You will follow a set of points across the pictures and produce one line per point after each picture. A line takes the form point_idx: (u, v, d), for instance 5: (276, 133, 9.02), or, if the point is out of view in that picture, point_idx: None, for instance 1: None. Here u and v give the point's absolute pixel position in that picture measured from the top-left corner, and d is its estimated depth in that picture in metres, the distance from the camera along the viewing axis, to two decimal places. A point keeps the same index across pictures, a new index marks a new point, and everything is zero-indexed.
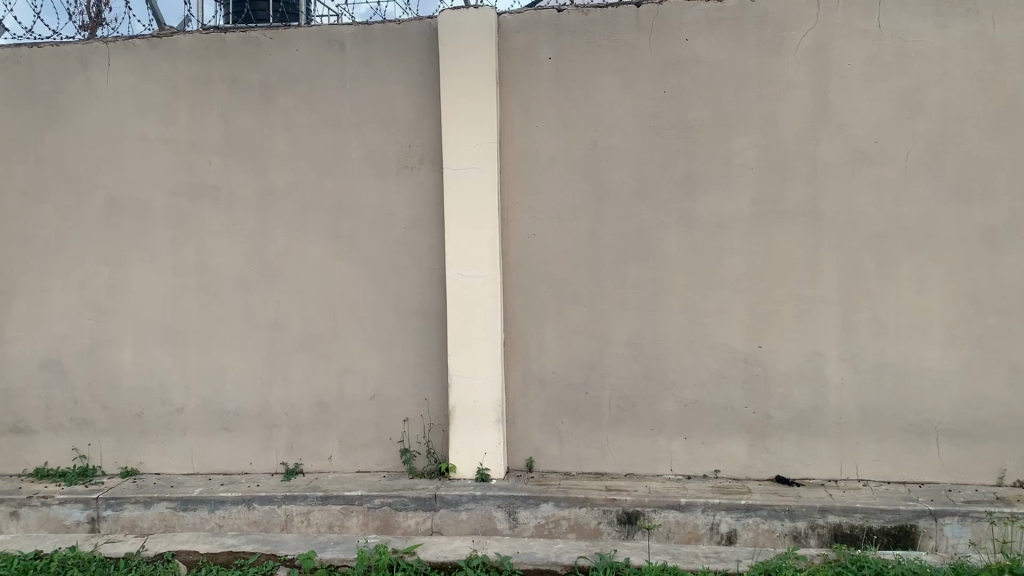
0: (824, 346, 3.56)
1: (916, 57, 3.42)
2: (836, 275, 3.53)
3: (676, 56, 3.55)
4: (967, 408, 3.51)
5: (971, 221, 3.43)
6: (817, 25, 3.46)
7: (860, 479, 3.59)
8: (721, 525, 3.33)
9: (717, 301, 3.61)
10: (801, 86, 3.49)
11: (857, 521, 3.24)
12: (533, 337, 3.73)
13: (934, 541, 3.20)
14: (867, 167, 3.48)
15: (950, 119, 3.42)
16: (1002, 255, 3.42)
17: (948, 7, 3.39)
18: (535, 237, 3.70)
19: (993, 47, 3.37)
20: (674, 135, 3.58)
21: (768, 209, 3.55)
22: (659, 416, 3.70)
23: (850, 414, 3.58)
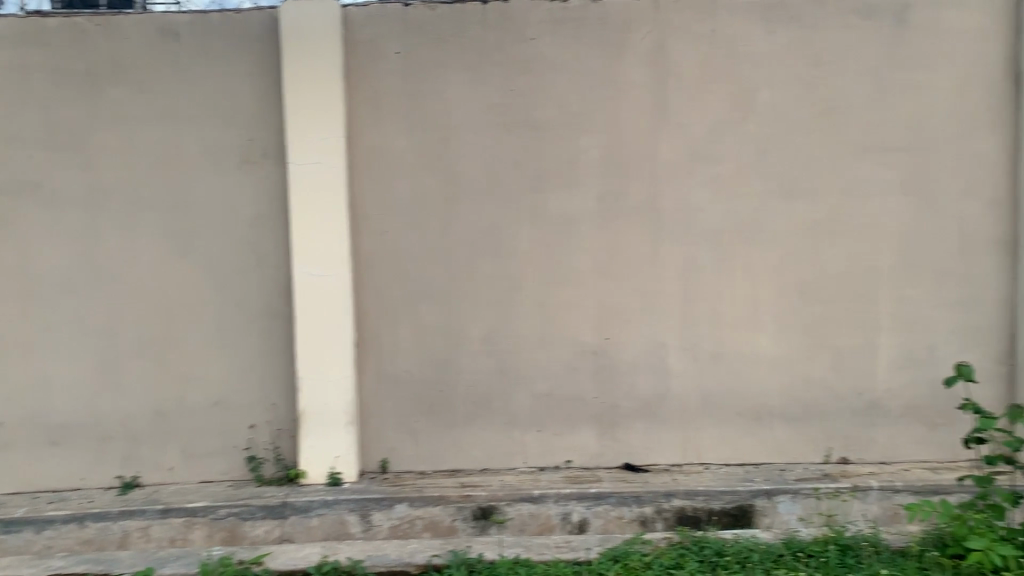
0: (666, 336, 3.71)
1: (747, 61, 3.60)
2: (677, 269, 3.68)
3: (523, 55, 3.59)
4: (797, 391, 3.73)
5: (797, 216, 3.65)
6: (656, 28, 3.59)
7: (702, 462, 3.76)
8: (573, 514, 3.40)
9: (566, 297, 3.68)
10: (642, 87, 3.61)
11: (699, 504, 3.39)
12: (384, 336, 3.69)
13: (769, 519, 3.40)
14: (703, 165, 3.64)
15: (777, 121, 3.62)
16: (826, 248, 3.66)
17: (773, 14, 3.57)
18: (385, 235, 3.65)
19: (814, 53, 3.59)
20: (522, 133, 3.62)
21: (613, 205, 3.65)
22: (512, 410, 3.74)
23: (691, 402, 3.74)
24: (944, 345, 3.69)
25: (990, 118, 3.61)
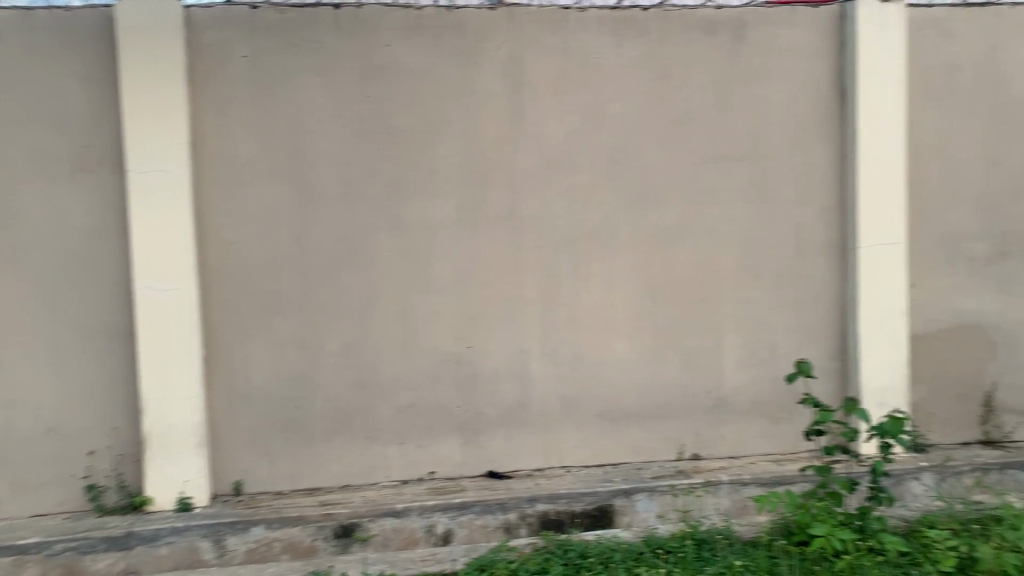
0: (526, 343, 3.74)
1: (598, 72, 3.69)
2: (535, 277, 3.72)
3: (377, 62, 3.54)
4: (652, 393, 3.84)
5: (649, 223, 3.77)
6: (510, 38, 3.62)
7: (564, 466, 3.81)
8: (438, 526, 3.37)
9: (425, 306, 3.65)
10: (497, 96, 3.63)
11: (562, 507, 3.44)
12: (236, 352, 3.54)
13: (629, 518, 3.48)
14: (558, 174, 3.70)
15: (628, 131, 3.73)
16: (676, 253, 3.80)
17: (622, 28, 3.68)
18: (235, 246, 3.50)
19: (661, 67, 3.72)
20: (377, 141, 3.56)
21: (471, 213, 3.65)
22: (373, 424, 3.66)
23: (552, 407, 3.78)
24: (784, 343, 3.90)
25: (821, 130, 3.85)
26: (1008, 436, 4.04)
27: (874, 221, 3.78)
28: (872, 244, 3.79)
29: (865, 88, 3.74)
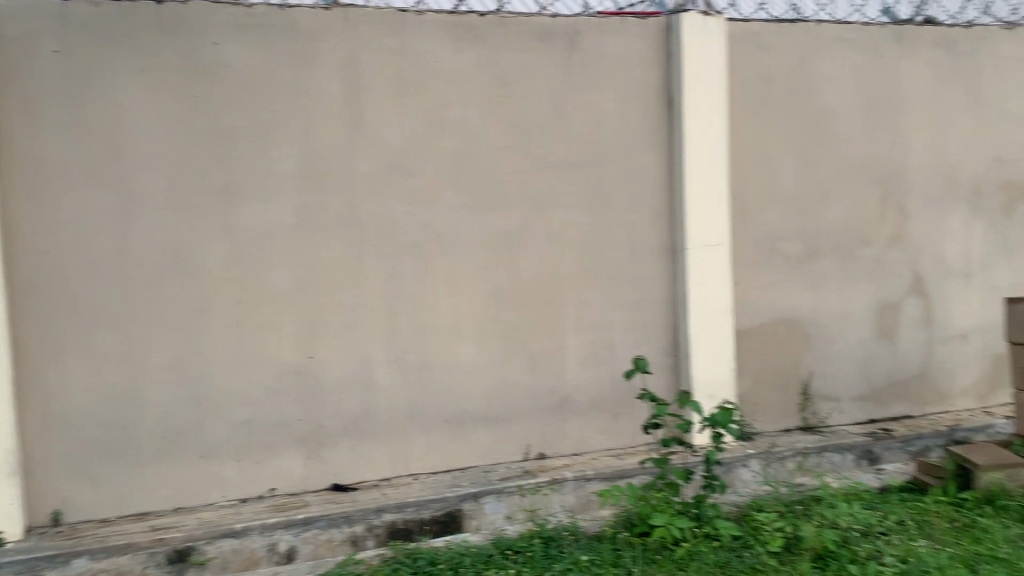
0: (370, 350, 3.66)
1: (436, 76, 3.68)
2: (377, 283, 3.65)
3: (205, 60, 3.38)
4: (498, 396, 3.86)
5: (490, 227, 3.79)
6: (346, 39, 3.54)
7: (411, 474, 3.76)
8: (280, 543, 3.23)
9: (262, 315, 3.50)
10: (334, 98, 3.54)
11: (410, 515, 3.39)
12: (51, 370, 3.27)
13: (477, 521, 3.48)
14: (399, 178, 3.65)
15: (468, 135, 3.74)
16: (518, 256, 3.84)
17: (459, 33, 3.69)
18: (47, 255, 3.24)
19: (498, 72, 3.76)
20: (207, 144, 3.39)
21: (309, 219, 3.54)
22: (208, 441, 3.48)
23: (397, 415, 3.73)
24: (623, 342, 4.02)
25: (651, 135, 4.01)
26: (824, 422, 4.35)
27: (701, 224, 3.99)
28: (700, 245, 3.99)
29: (690, 97, 3.94)
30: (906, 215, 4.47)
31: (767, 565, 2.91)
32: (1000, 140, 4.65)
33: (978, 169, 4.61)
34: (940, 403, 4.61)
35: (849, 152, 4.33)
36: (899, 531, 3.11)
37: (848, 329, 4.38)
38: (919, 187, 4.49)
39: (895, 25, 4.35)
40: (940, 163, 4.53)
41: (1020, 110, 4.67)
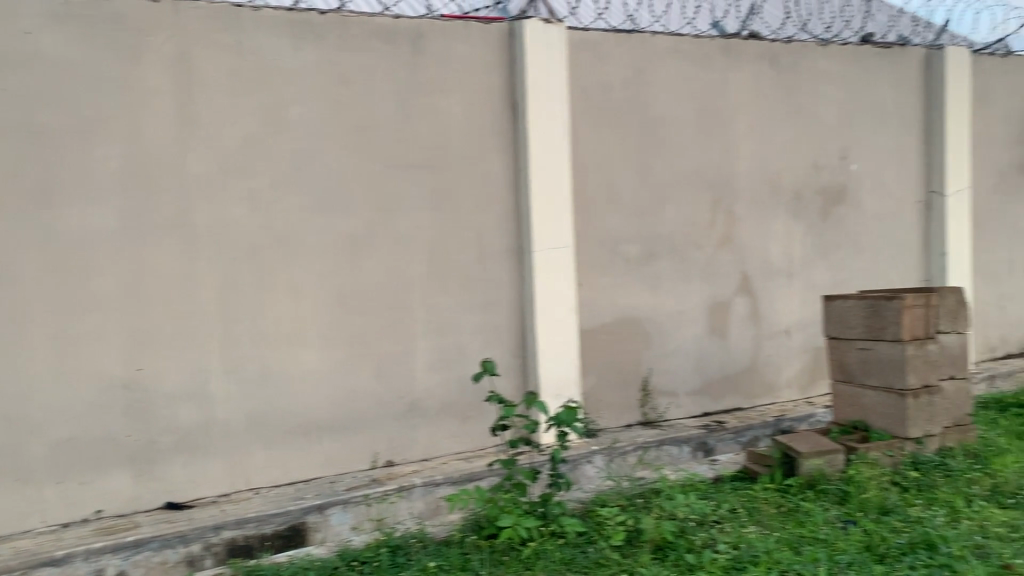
0: (206, 360, 3.49)
1: (275, 75, 3.55)
2: (213, 289, 3.49)
3: (15, 51, 3.12)
4: (343, 403, 3.77)
5: (333, 230, 3.70)
6: (176, 33, 3.36)
7: (252, 488, 3.61)
8: (108, 569, 3.03)
9: (85, 326, 3.27)
10: (163, 95, 3.36)
11: (251, 531, 3.25)
12: None
13: (322, 533, 3.38)
14: (236, 180, 3.50)
15: (308, 136, 3.63)
16: (362, 260, 3.77)
17: (299, 31, 3.59)
18: None
19: (340, 72, 3.68)
20: (17, 140, 3.13)
21: (136, 222, 3.33)
22: (24, 462, 3.20)
23: (236, 427, 3.57)
24: (470, 345, 4.03)
25: (496, 140, 4.03)
26: (663, 416, 4.53)
27: (545, 227, 4.06)
28: (546, 247, 4.06)
29: (534, 103, 3.99)
30: (735, 218, 4.73)
31: (610, 559, 2.97)
32: (816, 149, 5.00)
33: (798, 175, 4.94)
34: (767, 395, 4.90)
35: (683, 158, 4.53)
36: (731, 518, 3.27)
37: (684, 328, 4.59)
38: (746, 192, 4.76)
39: (724, 38, 4.63)
40: (764, 169, 4.81)
41: (833, 121, 5.05)
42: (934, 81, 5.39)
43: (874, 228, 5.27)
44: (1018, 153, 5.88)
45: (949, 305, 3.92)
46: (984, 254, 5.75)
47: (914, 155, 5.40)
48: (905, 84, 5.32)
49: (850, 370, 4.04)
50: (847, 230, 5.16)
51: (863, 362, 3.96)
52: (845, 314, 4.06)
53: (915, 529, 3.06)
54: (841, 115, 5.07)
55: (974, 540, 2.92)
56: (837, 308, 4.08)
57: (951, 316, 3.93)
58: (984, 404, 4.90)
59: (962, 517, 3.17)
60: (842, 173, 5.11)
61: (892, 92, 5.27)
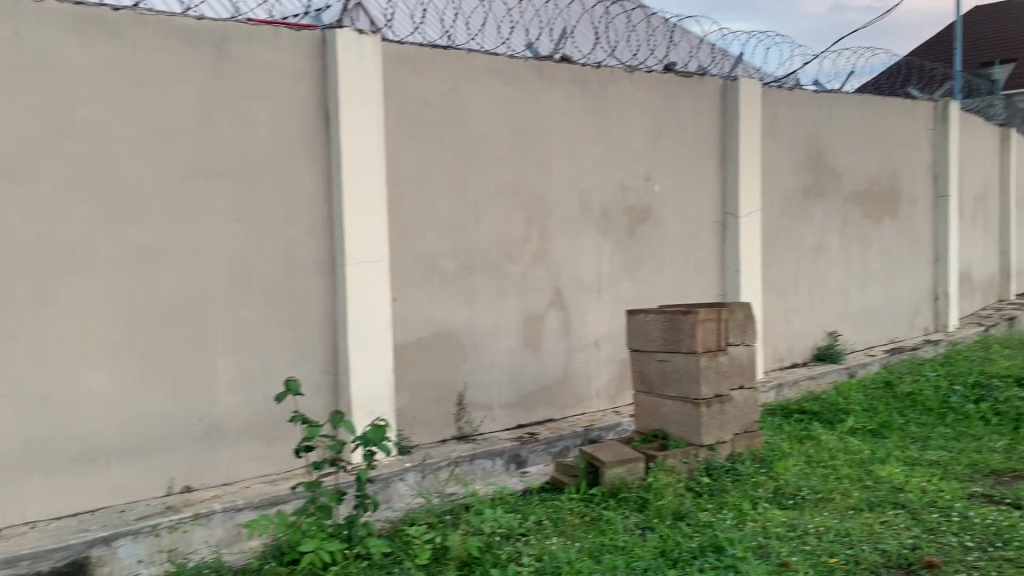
0: None
1: (58, 72, 3.28)
2: None
3: None
4: (135, 426, 3.51)
5: (125, 241, 3.46)
6: None
7: (27, 522, 3.28)
8: None
9: None
10: None
11: (23, 570, 2.96)
12: None
13: (108, 567, 3.14)
14: (11, 185, 3.19)
15: (97, 140, 3.37)
16: (158, 273, 3.54)
17: (86, 27, 3.33)
18: None
19: (134, 73, 3.44)
20: None
21: None
22: None
23: (9, 455, 3.24)
24: (277, 362, 3.87)
25: (306, 150, 3.91)
26: (477, 430, 4.55)
27: (358, 241, 3.97)
28: (360, 262, 3.98)
29: (347, 114, 3.91)
30: (548, 234, 4.85)
31: None
32: (623, 171, 5.22)
33: (607, 194, 5.14)
34: (577, 406, 5.04)
35: (497, 174, 4.59)
36: (537, 530, 3.33)
37: (498, 342, 4.63)
38: (558, 209, 4.89)
39: (537, 61, 4.72)
40: (576, 188, 4.97)
41: (639, 144, 5.29)
42: (729, 110, 5.78)
43: (676, 246, 5.57)
44: (802, 179, 6.42)
45: (737, 319, 4.20)
46: (773, 271, 6.22)
47: (712, 178, 5.77)
48: (703, 112, 5.67)
49: (650, 381, 4.23)
50: (652, 248, 5.42)
51: (662, 373, 4.16)
52: (646, 327, 4.25)
53: (706, 532, 3.24)
54: (646, 138, 5.33)
55: (756, 541, 3.13)
56: (639, 322, 4.27)
57: (739, 329, 4.22)
58: (770, 410, 5.28)
59: (747, 519, 3.40)
60: (647, 194, 5.37)
61: (692, 118, 5.60)
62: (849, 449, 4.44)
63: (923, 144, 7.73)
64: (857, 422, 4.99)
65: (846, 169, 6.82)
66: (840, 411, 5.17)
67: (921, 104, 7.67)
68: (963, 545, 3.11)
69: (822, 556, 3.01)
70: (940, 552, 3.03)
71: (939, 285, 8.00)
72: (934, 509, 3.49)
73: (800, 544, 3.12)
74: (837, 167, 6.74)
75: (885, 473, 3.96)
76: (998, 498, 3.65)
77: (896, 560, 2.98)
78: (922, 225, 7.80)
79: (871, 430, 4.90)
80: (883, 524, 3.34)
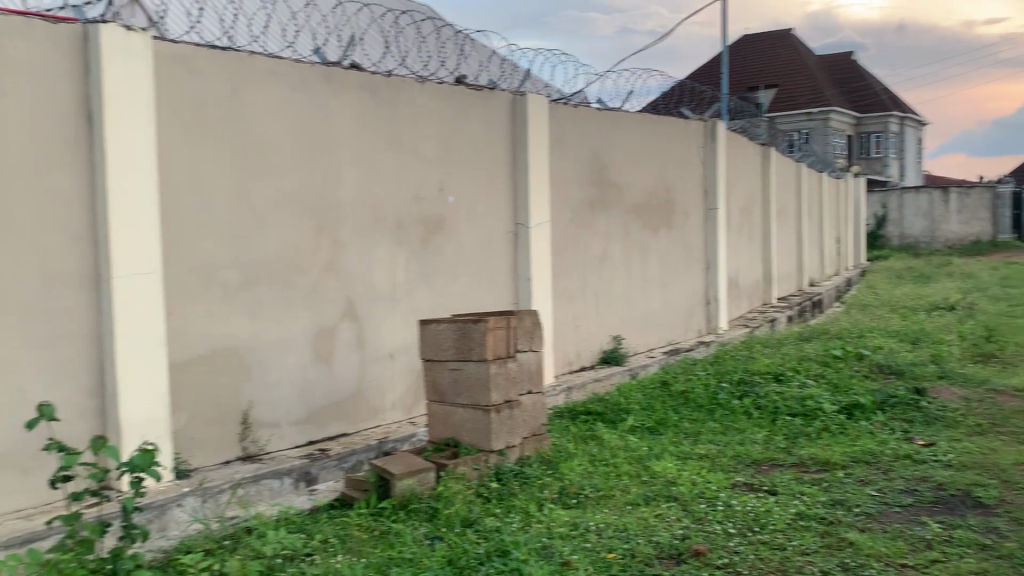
0: None
1: None
2: None
3: None
4: None
5: None
6: None
7: None
8: None
9: None
10: None
11: None
12: None
13: None
14: None
15: None
16: None
17: None
18: None
19: None
20: None
21: None
22: None
23: None
24: (32, 387, 3.51)
25: (67, 153, 3.57)
26: (264, 449, 4.36)
27: (127, 252, 3.70)
28: (129, 274, 3.71)
29: (113, 116, 3.63)
30: (339, 245, 4.75)
31: None
32: (415, 181, 5.21)
33: (399, 204, 5.11)
34: (371, 419, 4.97)
35: (284, 183, 4.44)
36: (323, 549, 3.25)
37: (286, 356, 4.48)
38: (349, 219, 4.80)
39: (325, 67, 4.62)
40: (367, 198, 4.91)
41: (431, 155, 5.31)
42: (518, 124, 5.94)
43: (469, 255, 5.64)
44: (588, 191, 6.71)
45: (525, 326, 4.32)
46: (562, 280, 6.45)
47: (503, 190, 5.89)
48: (494, 125, 5.79)
49: (442, 390, 4.24)
50: (446, 258, 5.45)
51: (453, 382, 4.19)
52: (437, 337, 4.25)
53: (492, 538, 3.29)
54: (438, 149, 5.36)
55: (540, 542, 3.22)
56: (431, 331, 4.27)
57: (528, 336, 4.34)
58: (558, 413, 5.47)
59: (533, 521, 3.49)
60: (439, 204, 5.40)
61: (482, 130, 5.70)
62: (629, 447, 4.68)
63: (695, 161, 8.34)
64: (636, 421, 5.28)
65: (627, 183, 7.22)
66: (621, 411, 5.44)
67: (693, 123, 8.28)
68: (726, 531, 3.36)
69: (602, 552, 3.15)
70: (706, 540, 3.26)
71: (711, 291, 8.65)
72: (702, 500, 3.75)
73: (581, 542, 3.24)
74: (619, 181, 7.11)
75: (659, 468, 4.21)
76: (757, 486, 3.99)
77: (668, 550, 3.18)
78: (695, 236, 8.40)
79: (649, 428, 5.20)
80: (657, 517, 3.54)
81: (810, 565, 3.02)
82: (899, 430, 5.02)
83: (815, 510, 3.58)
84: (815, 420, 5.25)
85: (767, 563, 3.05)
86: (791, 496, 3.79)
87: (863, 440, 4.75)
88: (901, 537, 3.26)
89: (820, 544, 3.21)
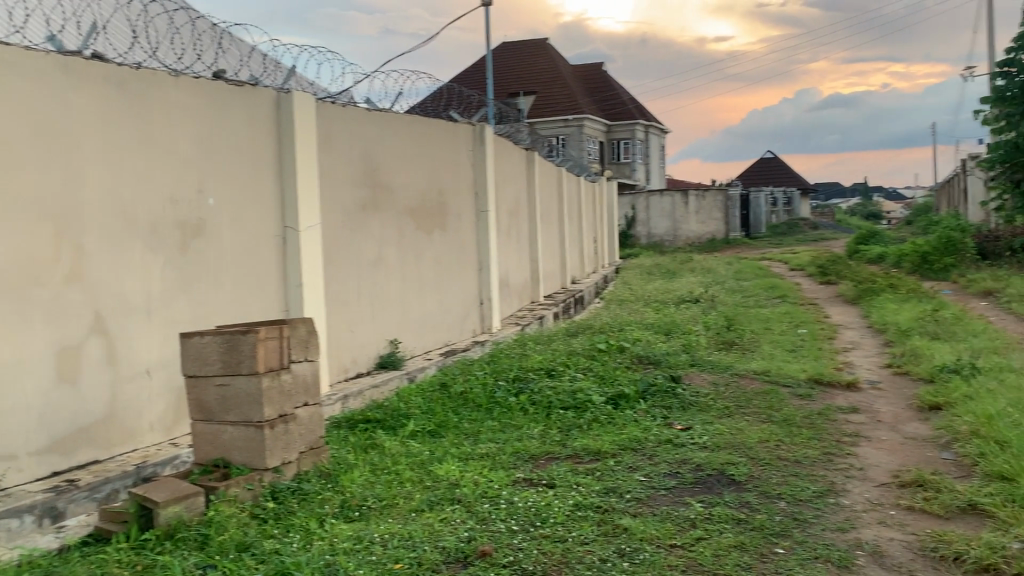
0: None
1: None
2: None
3: None
4: None
5: None
6: None
7: None
8: None
9: None
10: None
11: None
12: None
13: None
14: None
15: None
16: None
17: None
18: None
19: None
20: None
21: None
22: None
23: None
24: None
25: None
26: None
27: None
28: None
29: None
30: (83, 252, 4.29)
31: None
32: (171, 181, 4.84)
33: (152, 208, 4.72)
34: (127, 443, 4.55)
35: (16, 183, 3.94)
36: None
37: (23, 379, 3.98)
38: (94, 223, 4.36)
39: (62, 55, 4.15)
40: (115, 201, 4.48)
41: (188, 154, 4.95)
42: (284, 122, 5.70)
43: (234, 261, 5.33)
44: (359, 193, 6.59)
45: (299, 335, 4.14)
46: (335, 284, 6.28)
47: (269, 192, 5.63)
48: (257, 123, 5.51)
49: (209, 408, 3.97)
50: (207, 264, 5.12)
51: (221, 399, 3.93)
52: (202, 351, 3.97)
53: (271, 561, 3.12)
54: (195, 148, 5.01)
55: (323, 560, 3.10)
56: (194, 345, 3.97)
57: (302, 345, 4.16)
58: (336, 422, 5.31)
59: (314, 539, 3.35)
60: (199, 207, 5.05)
61: (245, 128, 5.40)
62: (411, 453, 4.63)
63: (465, 164, 8.46)
64: (417, 425, 5.25)
65: (399, 185, 7.17)
66: (401, 416, 5.39)
67: (462, 126, 8.39)
68: (510, 529, 3.41)
69: (388, 563, 3.08)
70: (491, 540, 3.29)
71: (484, 291, 8.83)
72: (485, 500, 3.79)
73: (367, 555, 3.15)
74: (390, 183, 7.04)
75: (442, 471, 4.20)
76: (536, 481, 4.10)
77: (455, 554, 3.17)
78: (467, 237, 8.52)
79: (429, 431, 5.19)
80: (442, 522, 3.52)
81: (590, 555, 3.13)
82: (659, 417, 5.38)
83: (591, 499, 3.73)
84: (585, 411, 5.50)
85: (550, 556, 3.13)
86: (569, 488, 3.93)
87: (629, 429, 5.03)
88: (669, 519, 3.48)
89: (598, 532, 3.35)
